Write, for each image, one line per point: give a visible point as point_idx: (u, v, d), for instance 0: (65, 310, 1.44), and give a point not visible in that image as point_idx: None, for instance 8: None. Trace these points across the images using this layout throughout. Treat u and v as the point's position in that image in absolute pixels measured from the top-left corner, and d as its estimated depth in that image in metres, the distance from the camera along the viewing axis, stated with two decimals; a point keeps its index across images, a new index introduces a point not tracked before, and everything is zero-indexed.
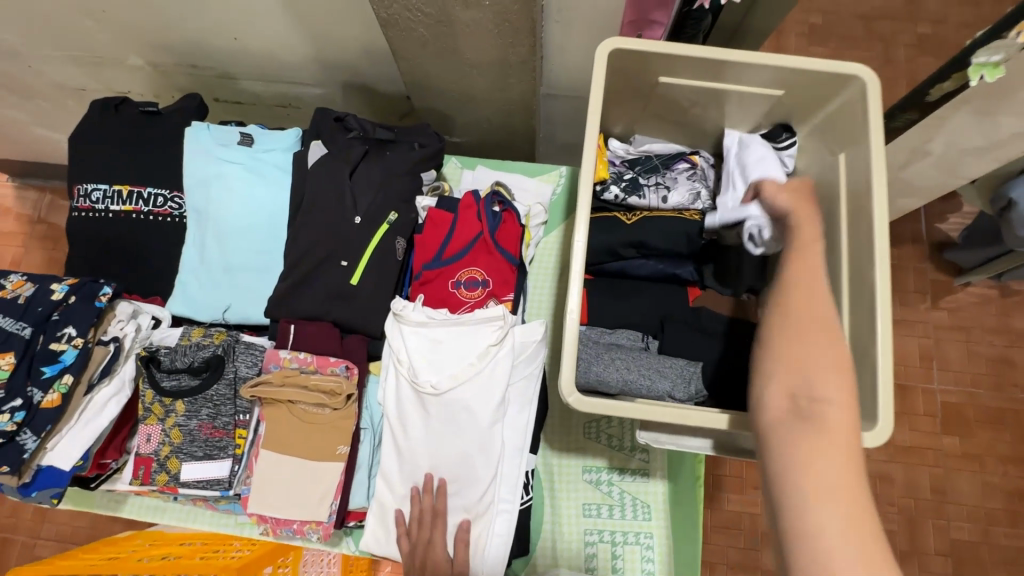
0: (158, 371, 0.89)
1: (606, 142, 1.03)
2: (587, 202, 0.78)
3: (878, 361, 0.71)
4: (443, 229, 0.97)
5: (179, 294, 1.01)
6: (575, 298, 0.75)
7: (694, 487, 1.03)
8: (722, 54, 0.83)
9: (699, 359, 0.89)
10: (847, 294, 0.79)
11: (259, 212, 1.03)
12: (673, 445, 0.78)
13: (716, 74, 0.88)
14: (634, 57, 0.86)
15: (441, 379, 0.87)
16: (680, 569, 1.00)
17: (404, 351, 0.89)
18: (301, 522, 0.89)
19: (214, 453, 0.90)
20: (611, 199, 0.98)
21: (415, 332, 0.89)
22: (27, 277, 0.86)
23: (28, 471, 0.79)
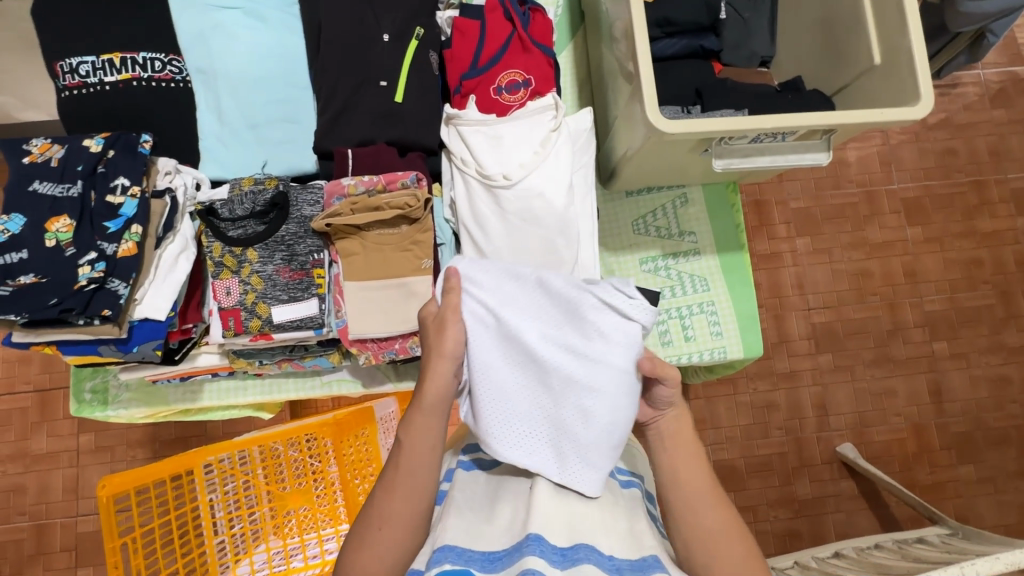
0: (221, 222, 0.87)
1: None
2: None
3: (913, 43, 0.78)
4: (473, 37, 0.95)
5: (208, 159, 0.97)
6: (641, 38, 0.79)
7: (741, 255, 1.12)
8: None
9: (744, 108, 0.94)
10: (870, 7, 0.85)
11: (272, 60, 0.97)
12: (744, 165, 0.84)
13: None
14: None
15: (511, 170, 0.89)
16: (743, 324, 1.10)
17: (469, 155, 0.92)
18: (403, 340, 0.91)
19: (299, 294, 0.89)
20: None
21: (473, 134, 0.92)
22: (51, 138, 0.79)
23: (124, 325, 0.76)
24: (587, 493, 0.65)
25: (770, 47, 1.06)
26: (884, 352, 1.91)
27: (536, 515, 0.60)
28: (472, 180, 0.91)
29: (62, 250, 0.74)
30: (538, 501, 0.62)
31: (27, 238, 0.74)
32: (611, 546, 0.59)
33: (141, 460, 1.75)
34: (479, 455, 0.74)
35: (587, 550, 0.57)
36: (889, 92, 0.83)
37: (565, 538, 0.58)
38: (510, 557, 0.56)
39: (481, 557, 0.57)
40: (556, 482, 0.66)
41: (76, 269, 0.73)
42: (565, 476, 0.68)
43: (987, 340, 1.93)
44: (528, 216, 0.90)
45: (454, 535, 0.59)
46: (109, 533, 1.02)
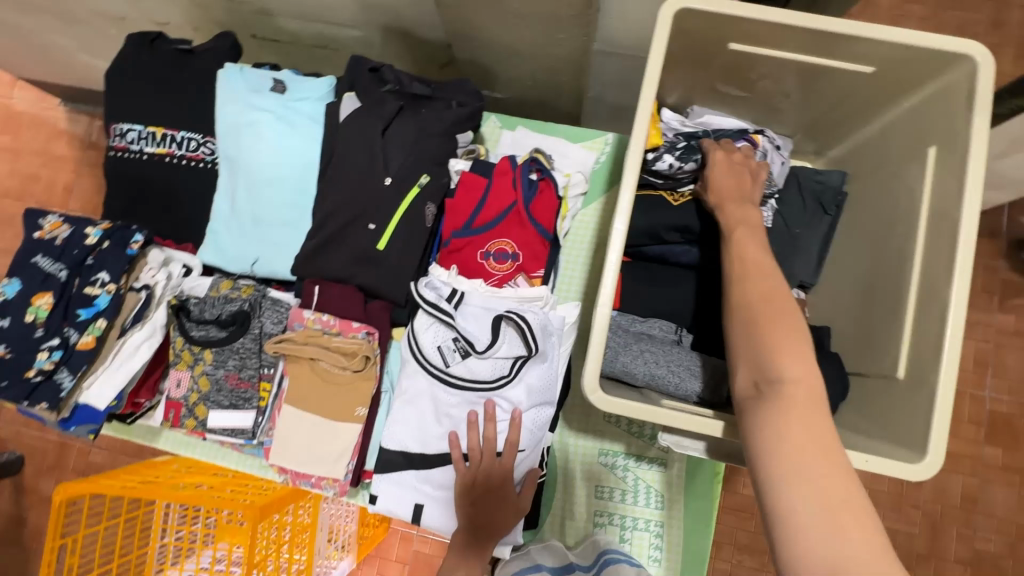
0: (189, 320, 0.91)
1: (660, 111, 0.94)
2: (631, 186, 0.71)
3: (940, 382, 0.64)
4: (476, 196, 0.92)
5: (208, 242, 1.01)
6: (607, 291, 0.70)
7: (712, 482, 1.01)
8: (855, 27, 0.72)
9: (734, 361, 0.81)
10: (912, 306, 0.71)
11: (290, 164, 1.00)
12: (691, 449, 0.76)
13: (817, 47, 0.77)
14: (754, 62, 0.83)
15: (485, 357, 0.85)
16: (687, 558, 0.99)
17: (470, 303, 0.86)
18: (319, 477, 0.91)
19: (240, 403, 0.92)
20: (665, 168, 0.86)
21: (469, 318, 0.86)
22: (63, 218, 0.86)
23: (66, 407, 0.83)
24: None
25: (813, 275, 0.94)
26: None
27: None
28: (423, 359, 0.87)
29: (34, 328, 0.81)
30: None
31: (13, 308, 0.83)
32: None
33: None
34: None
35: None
36: (895, 417, 0.70)
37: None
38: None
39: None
40: None
41: (36, 353, 0.80)
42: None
43: None
44: (434, 425, 0.88)
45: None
46: (53, 532, 1.13)
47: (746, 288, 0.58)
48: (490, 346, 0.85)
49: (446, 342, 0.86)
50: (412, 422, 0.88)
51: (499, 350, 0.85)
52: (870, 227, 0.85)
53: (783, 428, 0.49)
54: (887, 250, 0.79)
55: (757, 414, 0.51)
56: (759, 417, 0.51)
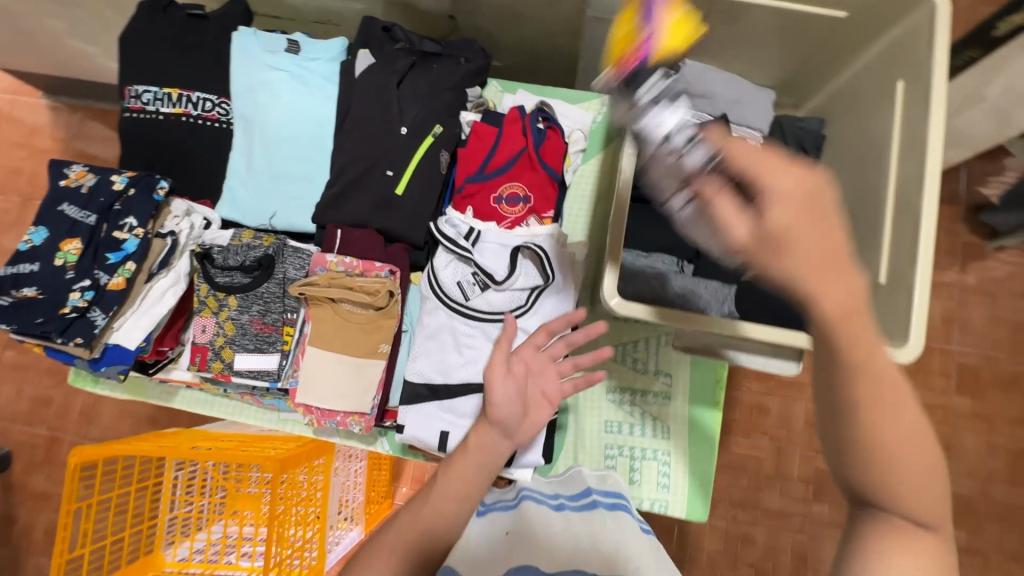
0: (213, 267, 0.94)
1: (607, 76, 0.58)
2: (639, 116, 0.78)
3: (917, 277, 0.72)
4: (488, 144, 0.97)
5: (226, 198, 1.05)
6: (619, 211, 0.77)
7: (713, 412, 1.07)
8: None
9: (733, 283, 0.90)
10: (890, 218, 0.79)
11: (305, 122, 1.04)
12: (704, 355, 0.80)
13: None
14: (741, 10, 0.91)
15: (503, 291, 0.90)
16: (694, 485, 1.05)
17: (488, 241, 0.91)
18: (344, 415, 0.95)
19: (264, 347, 0.95)
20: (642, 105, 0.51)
21: (487, 253, 0.91)
22: (88, 167, 0.89)
23: (98, 346, 0.85)
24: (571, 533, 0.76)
25: None
26: None
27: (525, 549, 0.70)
28: (444, 295, 0.92)
29: (64, 270, 0.83)
30: (525, 540, 0.72)
31: (42, 253, 0.84)
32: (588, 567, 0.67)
33: None
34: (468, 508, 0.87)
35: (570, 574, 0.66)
36: (880, 317, 0.77)
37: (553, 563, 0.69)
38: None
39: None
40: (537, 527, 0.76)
41: (69, 293, 0.82)
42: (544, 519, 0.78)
43: None
44: (455, 356, 0.92)
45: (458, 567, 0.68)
46: (68, 496, 1.14)
47: (834, 297, 0.43)
48: (508, 278, 0.90)
49: (465, 277, 0.92)
50: (435, 354, 0.93)
51: (516, 282, 0.90)
52: (848, 162, 0.94)
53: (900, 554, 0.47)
54: (865, 178, 0.88)
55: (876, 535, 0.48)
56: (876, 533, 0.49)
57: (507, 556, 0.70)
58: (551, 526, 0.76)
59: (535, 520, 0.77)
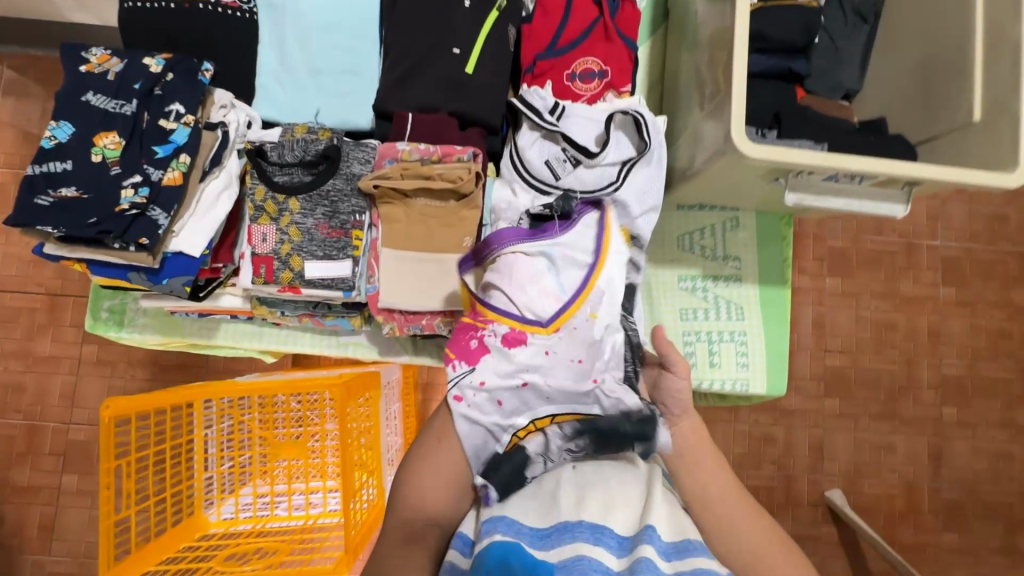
0: (269, 165, 0.84)
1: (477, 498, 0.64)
2: None
3: (1022, 104, 0.73)
4: (556, 17, 0.91)
5: (262, 98, 0.93)
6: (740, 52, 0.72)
7: (782, 290, 1.09)
8: None
9: (823, 142, 0.89)
10: (981, 57, 0.81)
11: (343, 6, 0.93)
12: (817, 204, 0.79)
13: None
14: None
15: (594, 164, 0.85)
16: (772, 360, 1.07)
17: (574, 115, 0.87)
18: (431, 317, 0.88)
19: (334, 253, 0.86)
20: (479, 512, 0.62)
21: (573, 126, 0.86)
22: (111, 51, 0.76)
23: (157, 255, 0.74)
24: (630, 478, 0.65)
25: (858, 81, 1.02)
26: (891, 408, 1.81)
27: (589, 496, 0.60)
28: (530, 177, 0.86)
29: (106, 167, 0.71)
30: (589, 486, 0.62)
31: (73, 150, 0.72)
32: (661, 529, 0.58)
33: (139, 381, 1.73)
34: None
35: (643, 532, 0.56)
36: (979, 155, 0.79)
37: (623, 523, 0.59)
38: (561, 535, 0.57)
39: (528, 531, 0.58)
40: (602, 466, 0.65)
41: (120, 190, 0.70)
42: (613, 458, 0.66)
43: (998, 419, 1.82)
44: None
45: (508, 508, 0.60)
46: (106, 453, 1.02)
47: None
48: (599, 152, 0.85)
49: (552, 155, 0.86)
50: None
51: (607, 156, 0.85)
52: (913, 21, 0.95)
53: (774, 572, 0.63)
54: (939, 29, 0.89)
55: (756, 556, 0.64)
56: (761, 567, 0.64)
57: (571, 499, 0.60)
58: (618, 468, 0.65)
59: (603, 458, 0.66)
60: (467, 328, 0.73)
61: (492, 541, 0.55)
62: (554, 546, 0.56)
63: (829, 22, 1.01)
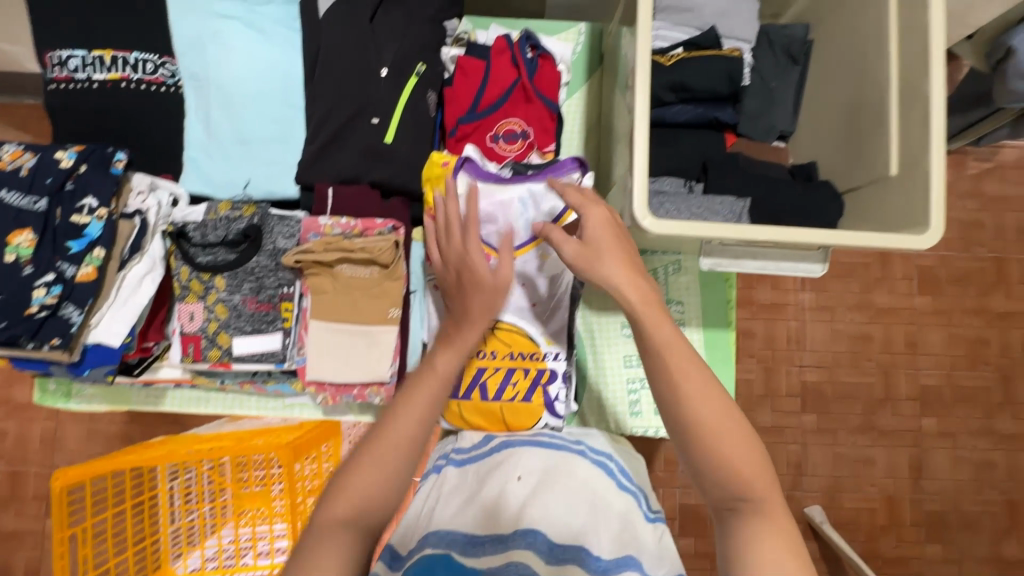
0: (192, 246, 0.85)
1: None
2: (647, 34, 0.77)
3: (932, 162, 0.73)
4: (476, 79, 0.91)
5: (190, 171, 0.93)
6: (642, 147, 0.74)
7: (727, 334, 1.09)
8: None
9: (746, 196, 0.88)
10: (895, 108, 0.80)
11: (266, 76, 0.93)
12: (734, 269, 0.79)
13: None
14: None
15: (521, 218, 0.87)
16: None
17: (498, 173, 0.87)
18: (362, 387, 0.88)
19: (264, 327, 0.87)
20: None
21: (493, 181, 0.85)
22: (24, 146, 0.77)
23: (76, 348, 0.75)
24: (573, 480, 0.74)
25: (792, 121, 1.01)
26: (869, 420, 1.75)
27: (527, 508, 0.68)
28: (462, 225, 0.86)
29: (19, 267, 0.72)
30: (532, 494, 0.70)
31: None
32: (599, 548, 0.64)
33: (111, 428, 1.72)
34: (474, 448, 0.84)
35: (574, 551, 0.63)
36: (899, 209, 0.78)
37: (559, 535, 0.65)
38: (493, 546, 0.63)
39: (462, 540, 0.64)
40: (548, 476, 0.74)
41: (32, 291, 0.72)
42: (563, 471, 0.75)
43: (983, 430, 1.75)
44: None
45: (446, 522, 0.68)
46: (59, 522, 1.02)
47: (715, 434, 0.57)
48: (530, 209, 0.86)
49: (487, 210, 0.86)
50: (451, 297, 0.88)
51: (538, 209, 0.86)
52: (840, 63, 0.94)
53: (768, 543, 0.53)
54: (862, 74, 0.88)
55: (742, 528, 0.54)
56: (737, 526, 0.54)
57: (512, 513, 0.68)
58: (567, 476, 0.74)
59: (550, 471, 0.75)
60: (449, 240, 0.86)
61: (422, 554, 0.61)
62: (483, 558, 0.62)
63: (758, 63, 1.00)
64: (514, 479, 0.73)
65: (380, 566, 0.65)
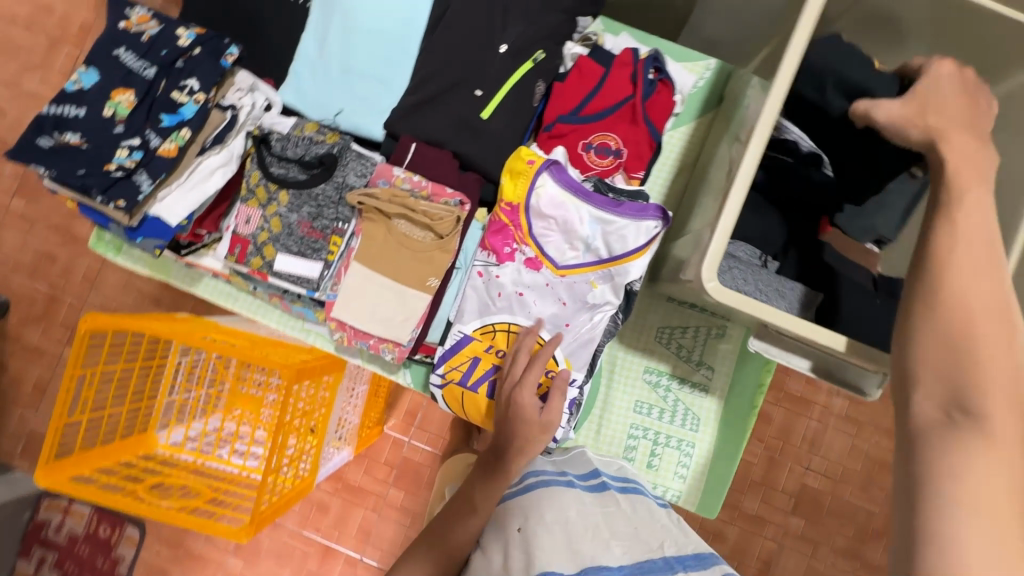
0: (269, 155, 0.86)
1: None
2: (778, 104, 0.70)
3: None
4: (589, 84, 0.88)
5: (290, 83, 0.94)
6: (731, 216, 0.70)
7: (747, 416, 1.04)
8: None
9: (821, 291, 0.83)
10: None
11: (390, 15, 0.93)
12: (782, 359, 0.77)
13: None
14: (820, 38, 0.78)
15: (585, 235, 0.83)
16: (711, 482, 1.03)
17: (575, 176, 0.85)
18: (379, 340, 0.90)
19: (309, 253, 0.88)
20: None
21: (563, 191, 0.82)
22: (152, 13, 0.79)
23: (137, 215, 0.77)
24: (569, 516, 0.72)
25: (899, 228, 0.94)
26: (856, 548, 1.60)
27: (536, 552, 0.66)
28: (523, 225, 0.84)
29: (113, 123, 0.76)
30: (536, 538, 0.68)
31: (90, 97, 0.76)
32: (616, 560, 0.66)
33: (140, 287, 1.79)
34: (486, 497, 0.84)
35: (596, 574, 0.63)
36: None
37: (574, 563, 0.64)
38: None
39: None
40: (546, 516, 0.72)
41: (116, 149, 0.75)
42: (552, 506, 0.74)
43: None
44: (497, 302, 0.87)
45: None
46: (75, 361, 1.08)
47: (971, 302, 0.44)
48: (598, 228, 0.82)
49: (553, 218, 0.83)
50: (482, 293, 0.87)
51: (605, 233, 0.82)
52: None
53: (989, 475, 0.40)
54: None
55: (942, 456, 0.42)
56: (947, 447, 0.42)
57: (522, 564, 0.66)
58: (564, 510, 0.73)
59: (547, 511, 0.73)
60: (505, 236, 0.85)
61: None
62: None
63: None
64: (518, 530, 0.71)
65: None
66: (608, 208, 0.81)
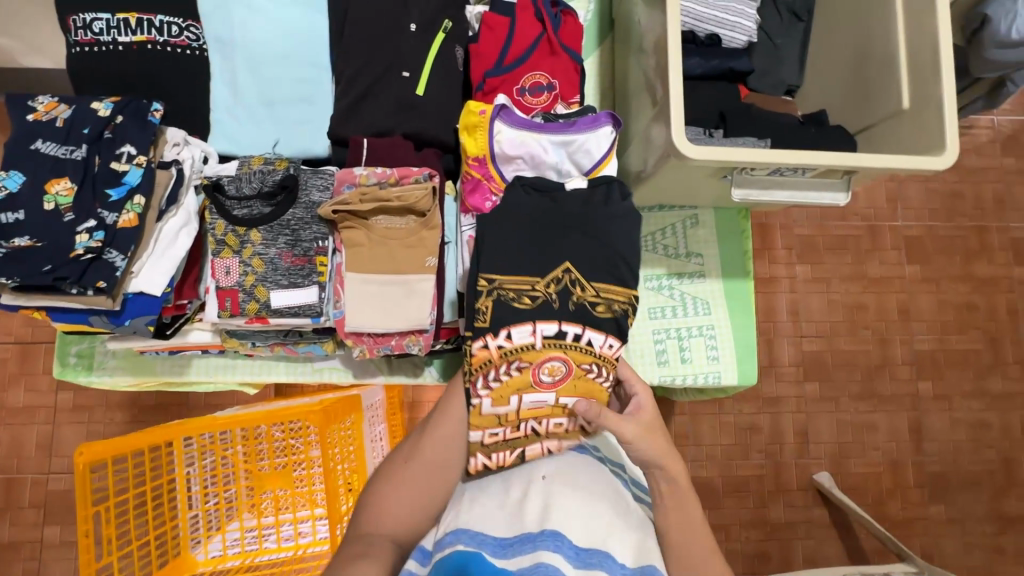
0: (227, 199, 0.85)
1: None
2: None
3: (943, 93, 0.77)
4: (501, 34, 0.93)
5: (218, 133, 0.94)
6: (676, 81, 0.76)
7: (746, 283, 1.12)
8: None
9: (766, 137, 0.92)
10: (903, 49, 0.85)
11: (293, 37, 0.95)
12: (764, 199, 0.83)
13: None
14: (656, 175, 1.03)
15: (553, 163, 0.88)
16: (741, 352, 1.10)
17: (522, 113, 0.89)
18: (400, 337, 0.90)
19: (300, 281, 0.86)
20: None
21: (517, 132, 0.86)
22: (58, 97, 0.76)
23: (119, 297, 0.74)
24: (592, 489, 0.67)
25: (797, 77, 1.07)
26: (869, 387, 1.68)
27: (554, 509, 0.62)
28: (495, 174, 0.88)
29: (59, 214, 0.72)
30: (556, 498, 0.64)
31: (24, 198, 0.72)
32: (623, 555, 0.60)
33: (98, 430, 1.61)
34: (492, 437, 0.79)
35: (601, 557, 0.59)
36: (915, 138, 0.82)
37: (584, 538, 0.60)
38: (523, 545, 0.59)
39: (493, 541, 0.60)
40: (575, 481, 0.68)
41: (74, 236, 0.71)
42: (583, 477, 0.70)
43: (988, 398, 1.69)
44: None
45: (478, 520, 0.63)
46: (83, 501, 0.99)
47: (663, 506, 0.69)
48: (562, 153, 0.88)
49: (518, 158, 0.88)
50: None
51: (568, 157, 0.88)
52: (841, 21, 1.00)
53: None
54: (867, 24, 0.93)
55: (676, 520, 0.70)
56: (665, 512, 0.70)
57: (537, 511, 0.63)
58: (594, 485, 0.68)
59: (575, 478, 0.69)
60: (482, 193, 0.89)
61: (454, 550, 0.58)
62: (514, 554, 0.58)
63: (765, 21, 1.05)
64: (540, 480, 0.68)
65: (411, 562, 0.62)
66: (562, 132, 0.86)
